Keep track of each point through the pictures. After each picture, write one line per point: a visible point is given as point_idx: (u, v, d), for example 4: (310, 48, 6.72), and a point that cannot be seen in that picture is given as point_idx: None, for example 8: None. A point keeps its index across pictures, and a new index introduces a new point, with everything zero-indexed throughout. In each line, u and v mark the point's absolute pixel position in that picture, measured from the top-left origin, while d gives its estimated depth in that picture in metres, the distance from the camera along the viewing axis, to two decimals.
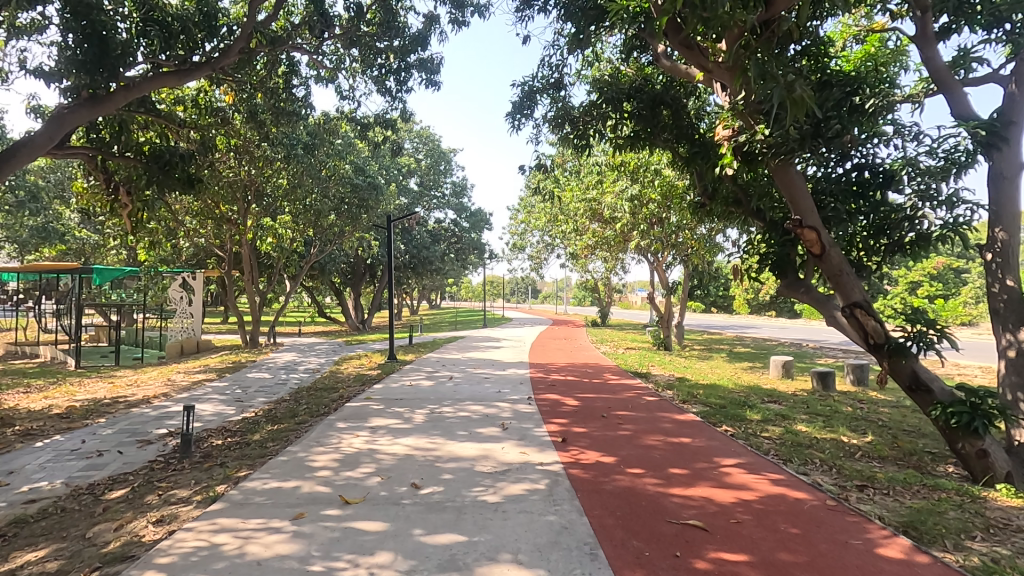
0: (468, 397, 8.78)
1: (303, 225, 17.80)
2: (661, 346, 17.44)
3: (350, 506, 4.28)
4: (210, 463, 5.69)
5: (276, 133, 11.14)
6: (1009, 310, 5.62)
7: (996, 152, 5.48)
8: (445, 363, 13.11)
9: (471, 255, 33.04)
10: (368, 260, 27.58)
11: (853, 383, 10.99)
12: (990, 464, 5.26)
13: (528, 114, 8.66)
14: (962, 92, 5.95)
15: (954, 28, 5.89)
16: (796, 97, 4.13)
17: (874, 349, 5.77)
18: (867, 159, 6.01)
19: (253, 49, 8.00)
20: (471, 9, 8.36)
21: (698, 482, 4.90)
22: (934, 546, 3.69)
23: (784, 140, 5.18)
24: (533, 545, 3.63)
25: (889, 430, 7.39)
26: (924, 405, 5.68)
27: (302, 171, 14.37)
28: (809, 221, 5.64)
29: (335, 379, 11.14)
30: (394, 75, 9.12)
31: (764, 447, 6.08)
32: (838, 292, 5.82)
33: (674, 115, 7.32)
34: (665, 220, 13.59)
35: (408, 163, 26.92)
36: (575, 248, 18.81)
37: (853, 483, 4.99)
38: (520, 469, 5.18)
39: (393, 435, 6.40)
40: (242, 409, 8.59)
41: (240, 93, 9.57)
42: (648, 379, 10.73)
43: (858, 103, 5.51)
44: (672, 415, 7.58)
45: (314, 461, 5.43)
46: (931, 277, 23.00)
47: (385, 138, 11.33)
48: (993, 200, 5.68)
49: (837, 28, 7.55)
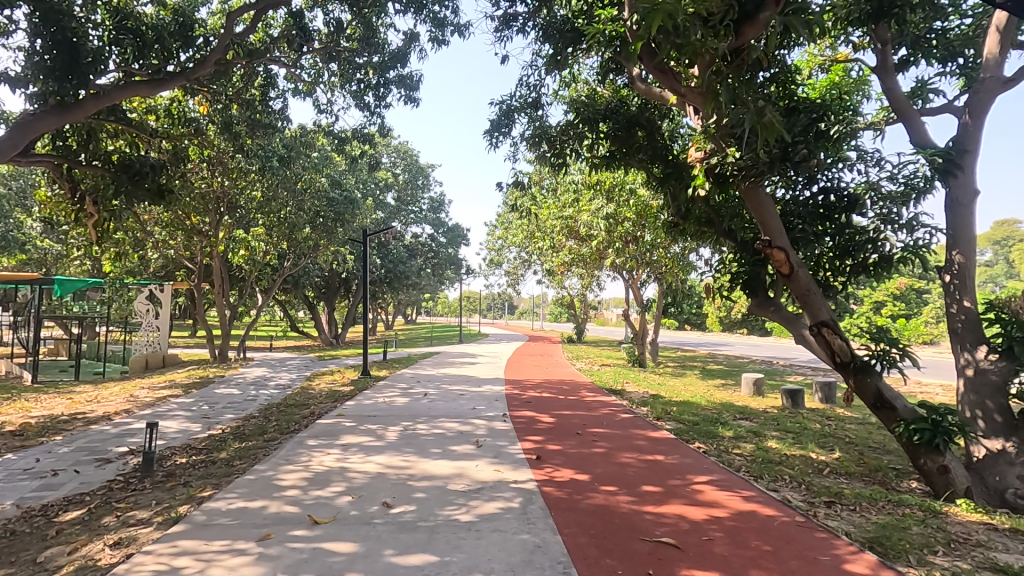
0: (443, 414, 8.68)
1: (277, 238, 17.54)
2: (637, 363, 17.57)
3: (318, 527, 4.17)
4: (174, 483, 5.50)
5: (251, 145, 11.07)
6: (966, 330, 5.80)
7: (952, 179, 5.71)
8: (420, 379, 12.98)
9: (445, 271, 33.04)
10: (343, 274, 27.22)
11: (821, 401, 11.26)
12: (952, 480, 5.42)
13: (505, 133, 8.77)
14: (920, 121, 6.20)
15: (912, 61, 6.21)
16: (766, 122, 4.27)
17: (841, 366, 5.91)
18: (832, 183, 6.18)
19: (230, 61, 7.94)
20: (451, 29, 8.47)
21: (671, 499, 4.92)
22: (899, 561, 3.77)
23: (754, 163, 5.43)
24: (507, 564, 3.59)
25: (856, 446, 7.57)
26: (888, 422, 5.82)
27: (277, 183, 14.19)
28: (779, 241, 5.83)
29: (306, 395, 10.88)
30: (372, 91, 9.09)
31: (736, 464, 6.15)
32: (806, 310, 5.98)
33: (649, 136, 7.46)
34: (640, 238, 13.81)
35: (384, 177, 26.87)
36: (551, 265, 18.92)
37: (822, 500, 5.07)
38: (494, 488, 5.12)
39: (366, 453, 6.29)
40: (208, 426, 8.33)
41: (214, 104, 9.45)
42: (623, 396, 10.80)
43: (824, 128, 5.68)
44: (646, 432, 7.61)
45: (283, 480, 5.29)
46: (894, 298, 23.81)
47: (363, 153, 11.29)
48: (951, 225, 5.89)
49: (804, 57, 7.83)
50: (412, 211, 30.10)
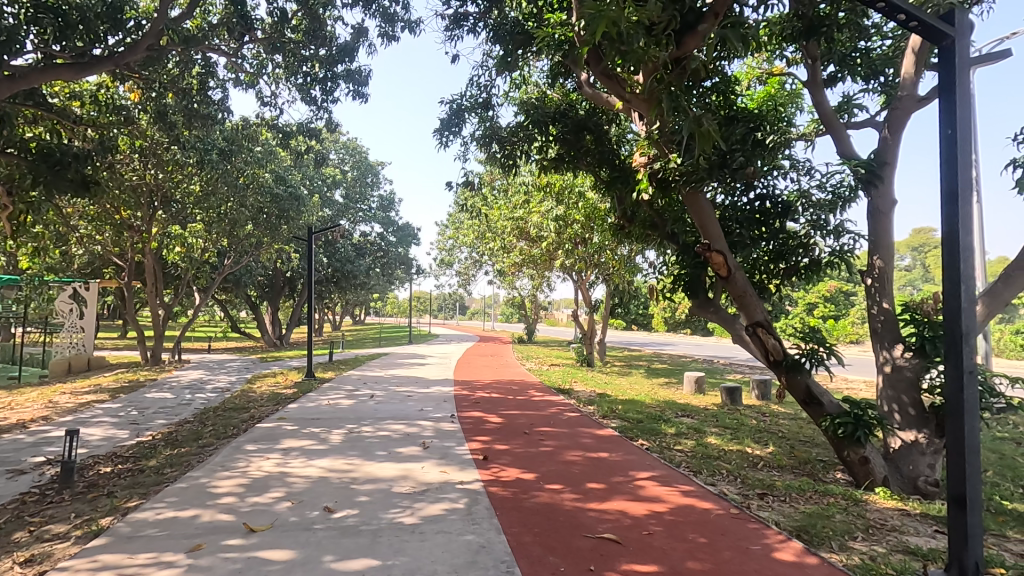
0: (390, 416, 8.55)
1: (217, 234, 16.79)
2: (585, 362, 17.88)
3: (254, 534, 4.02)
4: (97, 494, 5.16)
5: (188, 136, 10.57)
6: (885, 330, 6.20)
7: (874, 189, 6.11)
8: (367, 381, 12.71)
9: (395, 270, 32.53)
10: (287, 273, 26.32)
11: (758, 398, 11.81)
12: (871, 470, 5.81)
13: (455, 132, 8.73)
14: (846, 134, 6.60)
15: (839, 77, 6.61)
16: (704, 130, 4.44)
17: (774, 365, 6.21)
18: (768, 190, 6.45)
19: (164, 47, 7.52)
20: (402, 25, 8.36)
21: (614, 496, 5.04)
22: (822, 547, 4.00)
23: (694, 169, 5.65)
24: (450, 565, 3.57)
25: (787, 440, 7.99)
26: (816, 417, 6.15)
27: (217, 177, 13.56)
28: (717, 244, 6.07)
29: (247, 398, 10.46)
30: (319, 84, 8.84)
31: (676, 460, 6.36)
32: (743, 311, 6.25)
33: (597, 140, 7.61)
34: (589, 240, 14.06)
35: (332, 174, 26.18)
36: (502, 265, 18.97)
37: (755, 492, 5.32)
38: (440, 489, 5.08)
39: (308, 457, 6.11)
40: (137, 433, 7.86)
41: (148, 92, 8.97)
42: (571, 395, 10.95)
43: (760, 138, 5.91)
44: (593, 431, 7.74)
45: (217, 487, 5.06)
46: (825, 299, 25.24)
47: (309, 148, 10.96)
48: (872, 232, 6.29)
49: (743, 69, 8.16)
50: (361, 209, 29.46)
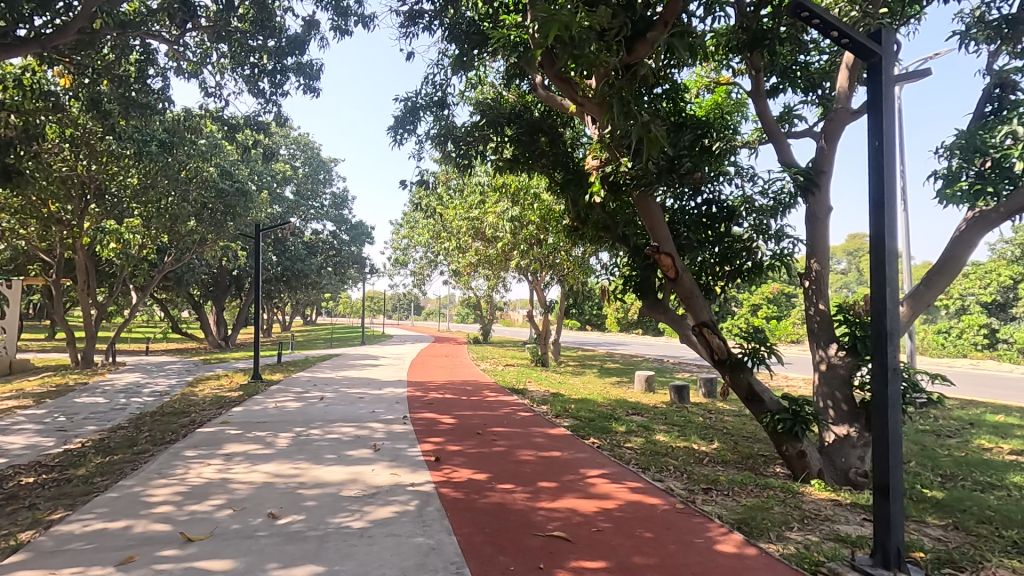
0: (340, 418, 8.37)
1: (156, 229, 15.97)
2: (540, 362, 18.03)
3: (192, 544, 3.85)
4: (16, 506, 4.81)
5: (124, 126, 10.01)
6: (821, 329, 6.53)
7: (811, 196, 6.42)
8: (318, 382, 12.40)
9: (348, 269, 31.83)
10: (233, 271, 25.35)
11: (704, 396, 12.22)
12: (807, 463, 6.13)
13: (410, 130, 8.63)
14: (787, 143, 6.91)
15: (781, 88, 6.92)
16: (652, 135, 4.56)
17: (718, 363, 6.45)
18: (714, 195, 6.68)
19: (97, 31, 7.09)
20: (355, 19, 8.19)
21: (565, 494, 5.10)
22: (761, 539, 4.17)
23: (644, 173, 5.81)
24: (399, 568, 3.52)
25: (731, 436, 8.30)
26: (757, 414, 6.43)
27: (157, 170, 12.91)
28: (666, 247, 6.25)
29: (187, 402, 10.01)
30: (268, 77, 8.58)
31: (626, 457, 6.50)
32: (689, 312, 6.45)
33: (552, 143, 7.69)
34: (544, 241, 14.19)
35: (282, 169, 25.38)
36: (457, 265, 18.88)
37: (700, 487, 5.50)
38: (390, 491, 5.01)
39: (252, 462, 5.90)
40: (65, 440, 7.38)
41: (80, 78, 8.48)
42: (525, 395, 11.02)
43: (707, 144, 6.12)
44: (545, 430, 7.82)
45: (152, 496, 4.81)
46: (768, 301, 26.36)
47: (257, 143, 10.60)
48: (810, 237, 6.61)
49: (693, 77, 8.42)
50: (313, 206, 28.70)
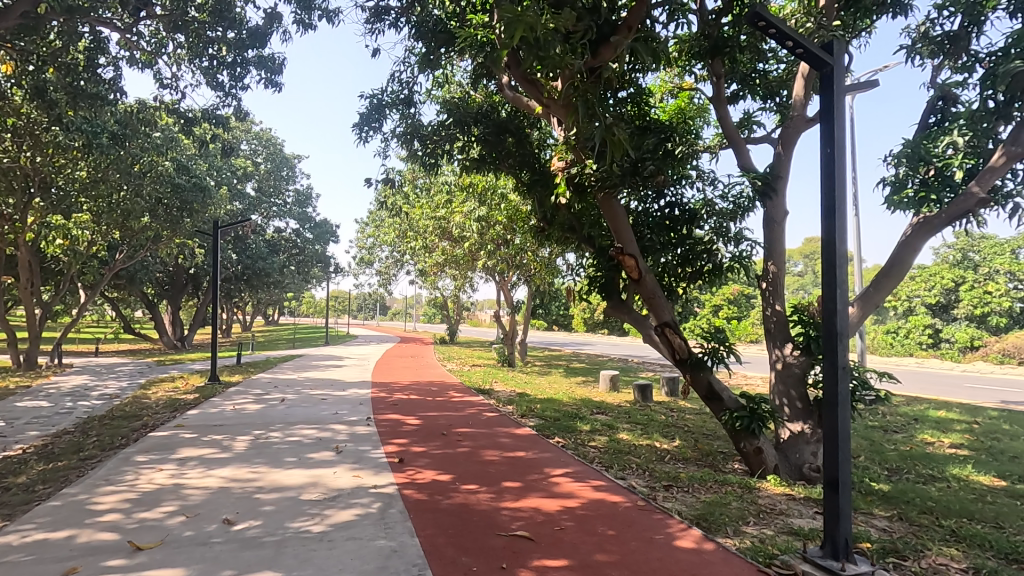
0: (301, 420, 8.19)
1: (107, 225, 15.29)
2: (506, 363, 18.04)
3: (141, 553, 3.70)
4: None
5: (72, 117, 9.55)
6: (777, 330, 6.74)
7: (768, 200, 6.62)
8: (279, 384, 12.11)
9: (312, 269, 31.18)
10: (190, 269, 24.50)
11: (667, 395, 12.47)
12: (764, 459, 6.33)
13: (375, 128, 8.50)
14: (746, 148, 7.11)
15: (740, 95, 7.12)
16: (615, 138, 4.62)
17: (680, 363, 6.58)
18: (677, 198, 6.82)
19: (42, 16, 6.74)
20: (319, 13, 8.03)
21: (529, 493, 5.12)
22: (719, 533, 4.28)
23: (609, 175, 5.90)
24: (360, 572, 3.47)
25: (692, 434, 8.49)
26: (717, 412, 6.60)
27: (107, 163, 12.37)
28: (629, 249, 6.35)
29: (139, 405, 9.61)
30: (227, 69, 8.32)
31: (590, 456, 6.57)
32: (652, 312, 6.56)
33: (518, 143, 7.71)
34: (510, 241, 14.22)
35: (243, 165, 24.68)
36: (423, 264, 18.73)
37: (661, 484, 5.61)
38: (351, 494, 4.93)
39: (207, 467, 5.71)
40: (4, 446, 6.99)
41: (23, 65, 8.06)
42: (491, 395, 11.02)
43: (670, 148, 6.25)
44: (510, 430, 7.83)
45: (99, 504, 4.60)
46: (729, 302, 27.05)
47: (216, 137, 10.27)
48: (767, 240, 6.82)
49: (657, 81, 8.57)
50: (275, 204, 28.00)
